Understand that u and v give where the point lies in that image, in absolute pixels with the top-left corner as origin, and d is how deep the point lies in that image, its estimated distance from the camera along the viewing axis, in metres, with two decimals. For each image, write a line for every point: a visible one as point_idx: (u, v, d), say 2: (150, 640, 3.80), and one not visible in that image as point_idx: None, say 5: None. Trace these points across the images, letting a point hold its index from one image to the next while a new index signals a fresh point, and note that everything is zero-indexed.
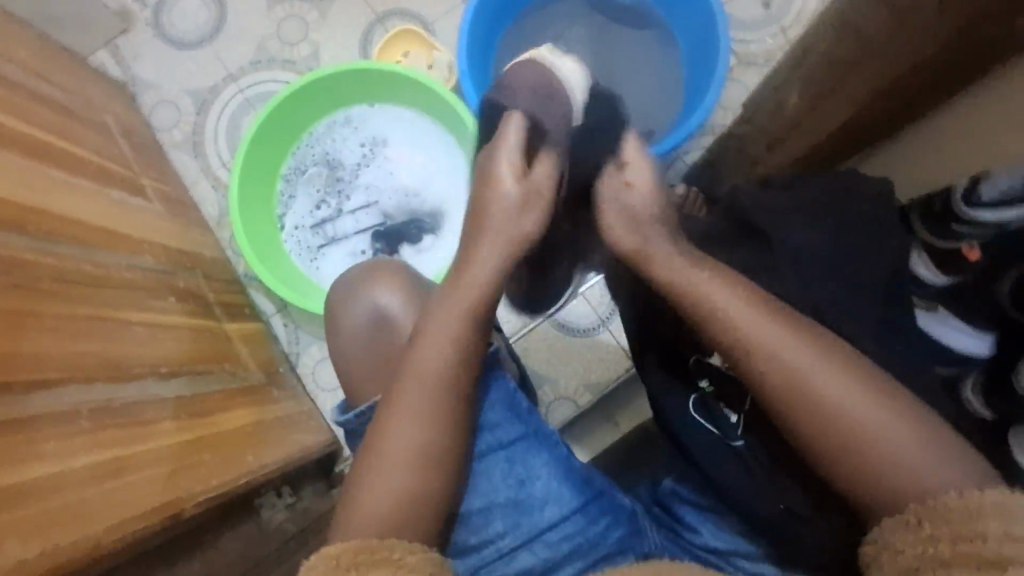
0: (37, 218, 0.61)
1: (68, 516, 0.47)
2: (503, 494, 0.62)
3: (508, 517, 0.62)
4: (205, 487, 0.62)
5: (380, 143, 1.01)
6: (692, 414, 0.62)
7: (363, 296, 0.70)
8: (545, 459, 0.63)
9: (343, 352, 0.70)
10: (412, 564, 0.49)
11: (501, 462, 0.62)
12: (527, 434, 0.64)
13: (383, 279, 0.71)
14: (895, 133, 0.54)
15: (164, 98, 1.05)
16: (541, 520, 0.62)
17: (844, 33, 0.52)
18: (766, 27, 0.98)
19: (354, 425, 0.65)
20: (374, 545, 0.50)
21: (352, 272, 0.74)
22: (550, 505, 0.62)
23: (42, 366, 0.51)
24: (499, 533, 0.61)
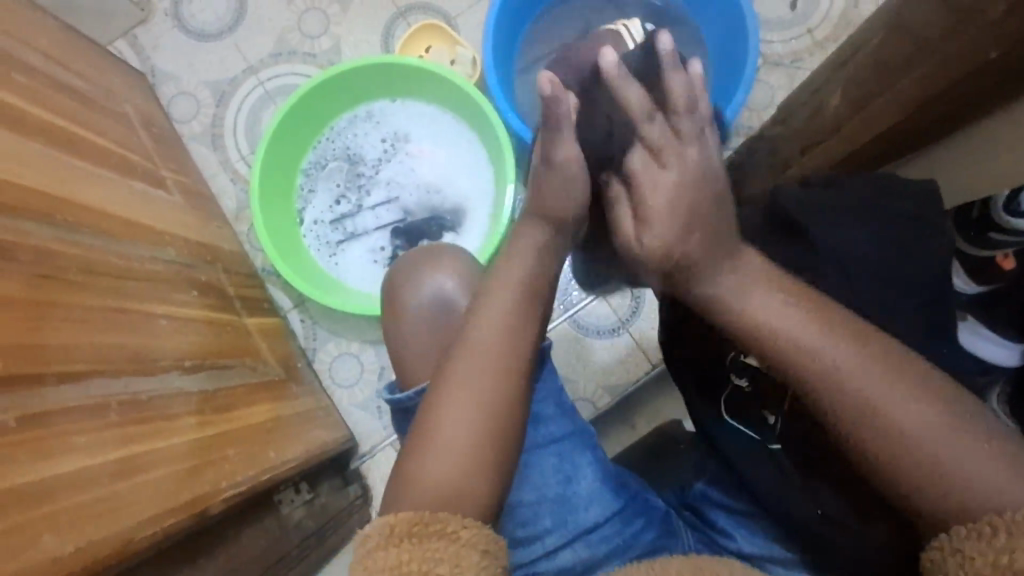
0: (63, 209, 0.61)
1: (97, 511, 0.46)
2: (551, 489, 0.61)
3: (555, 514, 0.61)
4: (229, 483, 0.61)
5: (401, 139, 1.00)
6: (728, 420, 0.61)
7: (415, 281, 0.70)
8: (590, 458, 0.63)
9: (391, 336, 0.69)
10: (467, 539, 0.49)
11: (552, 456, 0.62)
12: (574, 431, 0.64)
13: (439, 266, 0.70)
14: (939, 137, 0.54)
15: (183, 90, 1.05)
16: (584, 519, 0.61)
17: (891, 36, 0.51)
18: (792, 28, 0.98)
19: (411, 404, 0.64)
20: (430, 516, 0.50)
21: (409, 256, 0.74)
22: (593, 505, 0.61)
23: (70, 358, 0.51)
24: (546, 530, 0.61)
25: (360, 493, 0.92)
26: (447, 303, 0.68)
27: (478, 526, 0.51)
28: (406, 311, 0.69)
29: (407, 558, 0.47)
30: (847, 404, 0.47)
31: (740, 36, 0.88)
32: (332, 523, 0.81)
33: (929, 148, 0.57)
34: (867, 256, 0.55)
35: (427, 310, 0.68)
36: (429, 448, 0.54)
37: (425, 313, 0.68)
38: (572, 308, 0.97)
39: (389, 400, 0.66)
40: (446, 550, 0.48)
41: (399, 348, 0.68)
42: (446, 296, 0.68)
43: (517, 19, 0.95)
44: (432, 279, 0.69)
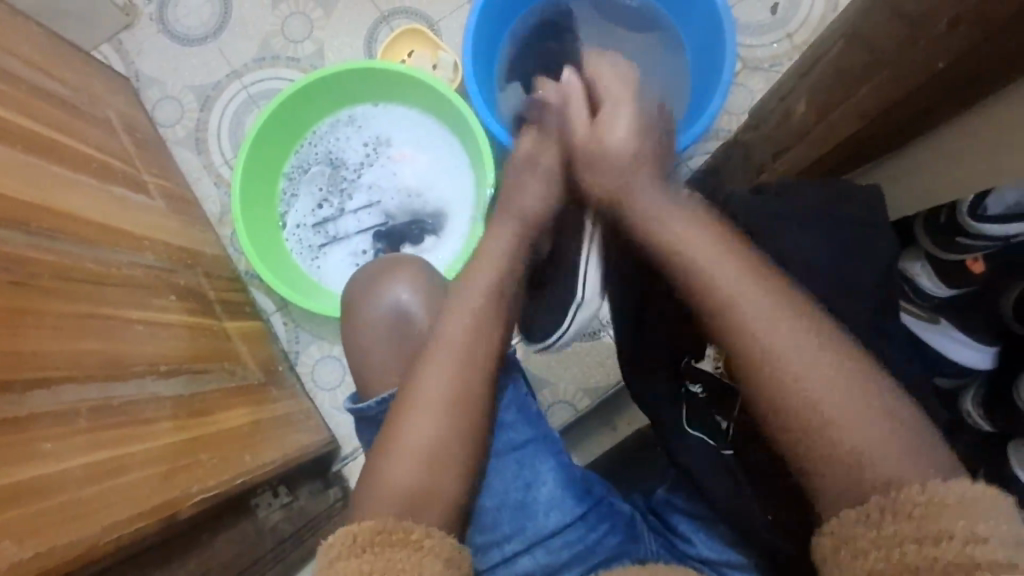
0: (37, 216, 0.61)
1: (64, 517, 0.47)
2: (510, 495, 0.62)
3: (514, 521, 0.62)
4: (202, 486, 0.62)
5: (383, 143, 1.00)
6: (688, 428, 0.61)
7: (380, 287, 0.71)
8: (552, 465, 0.64)
9: (360, 338, 0.69)
10: (429, 547, 0.49)
11: (512, 463, 0.63)
12: (536, 438, 0.65)
13: (405, 274, 0.71)
14: (900, 146, 0.55)
15: (167, 94, 1.05)
16: (544, 525, 0.62)
17: (854, 45, 0.52)
18: (773, 32, 0.98)
19: (374, 413, 0.64)
20: (393, 524, 0.50)
21: (373, 265, 0.74)
22: (554, 511, 0.62)
23: (41, 364, 0.51)
24: (505, 537, 0.61)
25: (340, 496, 0.93)
26: (413, 309, 0.69)
27: (440, 535, 0.51)
28: (371, 318, 0.69)
29: (368, 568, 0.46)
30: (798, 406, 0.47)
31: (717, 39, 0.88)
32: (310, 527, 0.81)
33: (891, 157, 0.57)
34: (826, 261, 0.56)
35: (392, 316, 0.69)
36: (394, 449, 0.55)
37: (391, 318, 0.69)
38: None
39: (354, 408, 0.66)
40: (408, 559, 0.48)
41: (364, 354, 0.69)
42: (411, 303, 0.69)
43: (499, 24, 0.95)
44: (398, 287, 0.70)
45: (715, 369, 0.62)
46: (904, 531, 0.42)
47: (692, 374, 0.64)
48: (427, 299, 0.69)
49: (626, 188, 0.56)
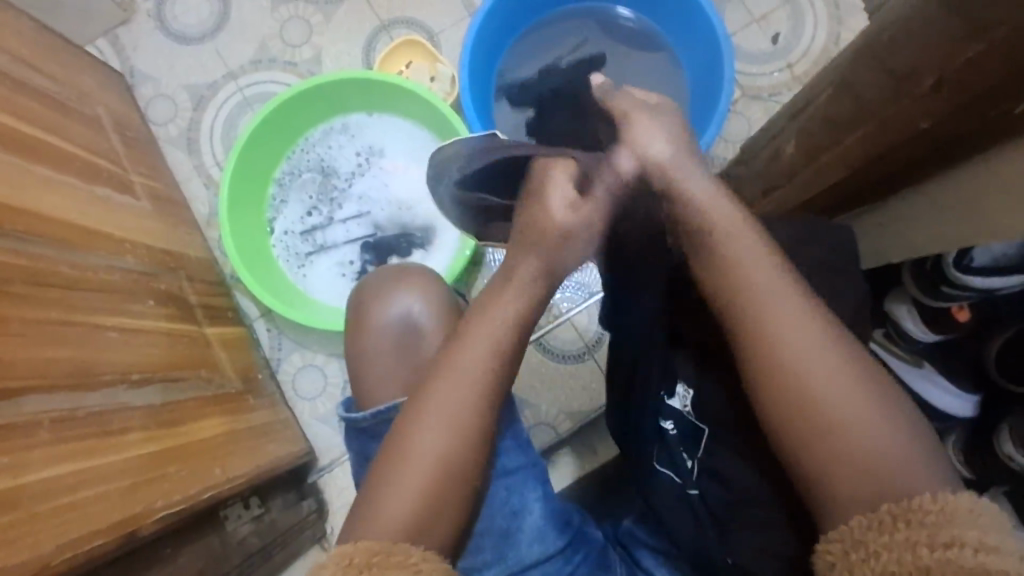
0: (14, 218, 0.60)
1: (20, 533, 0.46)
2: (497, 522, 0.60)
3: (497, 549, 0.60)
4: (167, 502, 0.61)
5: (376, 153, 1.00)
6: (655, 465, 0.61)
7: (384, 296, 0.69)
8: (539, 493, 0.63)
9: (357, 348, 0.68)
10: (427, 572, 0.47)
11: (502, 489, 0.61)
12: (527, 464, 0.63)
13: (409, 286, 0.70)
14: (887, 197, 0.55)
15: (161, 92, 1.04)
16: (527, 555, 0.61)
17: (845, 92, 0.51)
18: (773, 61, 0.98)
19: (366, 424, 0.64)
20: (390, 547, 0.48)
21: (381, 272, 0.73)
22: (536, 542, 0.61)
23: (7, 373, 0.50)
24: (486, 562, 0.60)
25: (315, 508, 0.92)
26: (416, 323, 0.68)
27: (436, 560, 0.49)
28: (374, 327, 0.68)
29: None
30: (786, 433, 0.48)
31: (715, 67, 0.88)
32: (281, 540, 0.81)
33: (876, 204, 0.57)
34: None
35: (393, 328, 0.68)
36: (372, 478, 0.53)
37: (391, 330, 0.68)
38: (536, 331, 0.97)
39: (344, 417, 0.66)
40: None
41: (360, 362, 0.68)
42: (413, 317, 0.68)
43: (498, 41, 0.95)
44: (400, 299, 0.69)
45: (686, 408, 0.61)
46: (902, 547, 0.41)
47: (663, 411, 0.61)
48: (429, 315, 0.68)
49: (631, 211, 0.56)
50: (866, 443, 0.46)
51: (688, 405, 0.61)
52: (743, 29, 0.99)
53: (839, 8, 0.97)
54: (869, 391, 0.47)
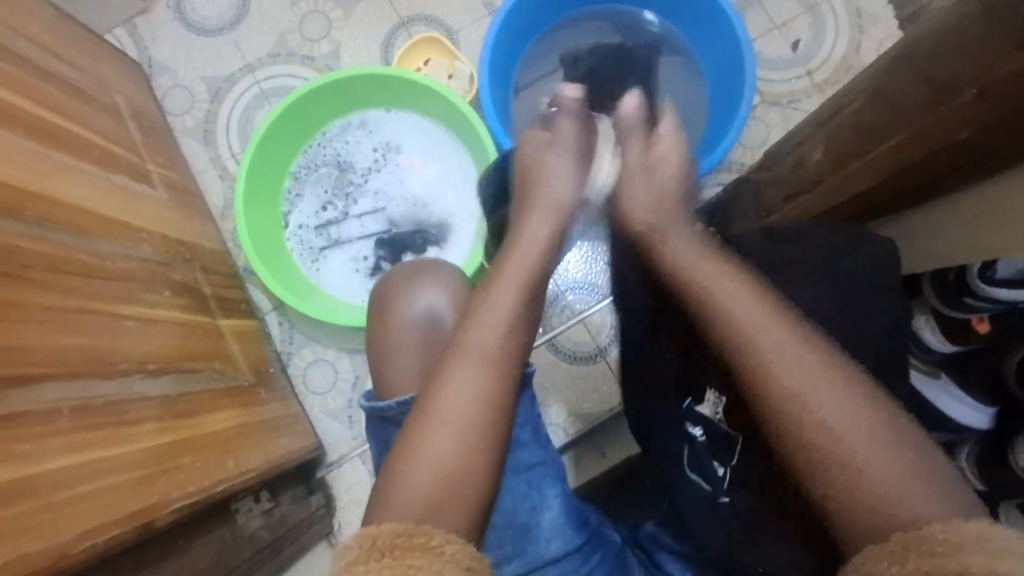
0: (35, 204, 0.60)
1: (38, 520, 0.45)
2: (518, 517, 0.61)
3: (516, 544, 0.60)
4: (181, 493, 0.61)
5: (392, 150, 1.00)
6: (687, 469, 0.61)
7: (406, 292, 0.70)
8: (557, 490, 0.63)
9: (379, 347, 0.69)
10: (451, 555, 0.44)
11: (523, 484, 0.62)
12: (546, 461, 0.64)
13: (429, 281, 0.71)
14: (918, 206, 0.55)
15: (178, 83, 1.04)
16: (545, 551, 0.60)
17: (877, 100, 0.51)
18: (793, 68, 0.97)
19: (393, 414, 0.64)
20: (413, 528, 0.46)
21: (399, 270, 0.74)
22: (555, 538, 0.61)
23: (26, 360, 0.50)
24: (503, 558, 0.60)
25: (323, 504, 0.92)
26: (438, 318, 0.68)
27: (462, 543, 0.46)
28: (398, 322, 0.69)
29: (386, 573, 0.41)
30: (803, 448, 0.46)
31: (736, 72, 0.87)
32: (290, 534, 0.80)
33: (906, 213, 0.57)
34: (827, 316, 0.56)
35: (417, 323, 0.68)
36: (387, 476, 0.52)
37: (415, 325, 0.68)
38: (550, 331, 0.96)
39: (369, 406, 0.65)
40: (432, 567, 0.43)
41: (381, 358, 0.68)
42: (437, 311, 0.69)
43: (518, 40, 0.94)
44: (422, 294, 0.69)
45: (716, 414, 0.58)
46: None
47: (691, 416, 0.61)
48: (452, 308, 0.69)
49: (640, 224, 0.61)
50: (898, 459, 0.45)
51: (720, 412, 0.58)
52: (763, 35, 0.98)
53: (860, 17, 0.97)
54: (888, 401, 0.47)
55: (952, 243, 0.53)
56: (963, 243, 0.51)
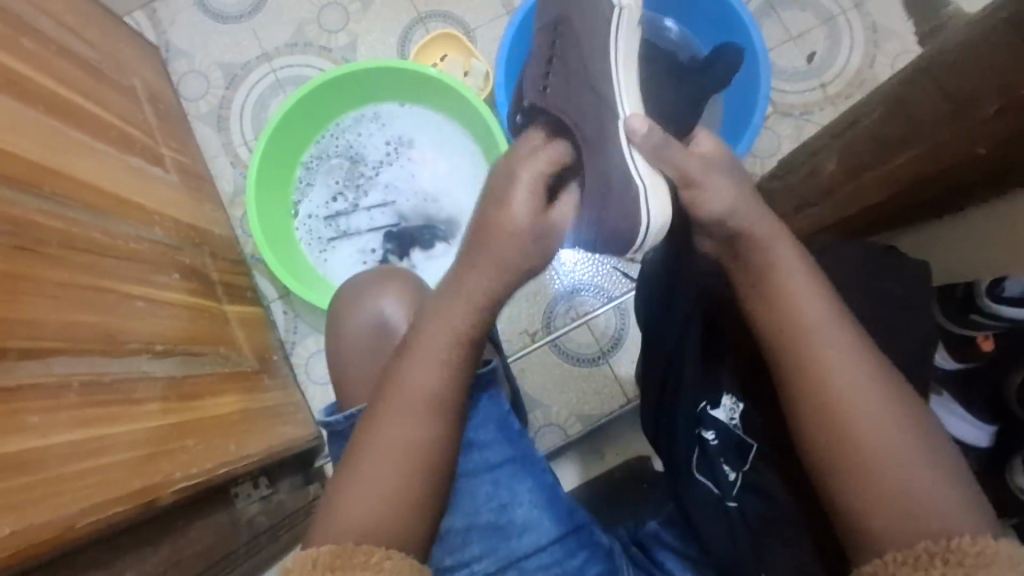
0: (51, 180, 0.60)
1: (44, 493, 0.46)
2: (483, 516, 0.60)
3: (485, 541, 0.60)
4: (184, 474, 0.61)
5: (405, 144, 1.00)
6: (694, 473, 0.61)
7: (356, 301, 0.68)
8: (530, 485, 0.62)
9: (343, 357, 0.67)
10: (389, 570, 0.45)
11: (486, 484, 0.61)
12: (514, 458, 0.63)
13: (387, 288, 0.68)
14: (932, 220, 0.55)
15: (194, 68, 1.05)
16: (518, 547, 0.60)
17: (895, 113, 0.52)
18: (807, 80, 0.98)
19: (341, 428, 0.62)
20: (353, 548, 0.46)
21: (358, 277, 0.71)
22: (528, 532, 0.60)
23: (37, 335, 0.50)
24: (475, 557, 0.59)
25: (320, 493, 0.92)
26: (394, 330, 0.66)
27: (400, 556, 0.47)
28: (345, 335, 0.67)
29: None
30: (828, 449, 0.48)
31: (750, 83, 0.88)
32: (289, 521, 0.81)
33: (916, 227, 0.58)
34: None
35: (368, 329, 0.67)
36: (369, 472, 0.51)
37: (366, 331, 0.67)
38: (552, 331, 0.97)
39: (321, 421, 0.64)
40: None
41: (348, 368, 0.67)
42: (389, 314, 0.67)
43: None
44: (377, 303, 0.68)
45: (733, 421, 0.60)
46: None
47: (706, 421, 0.61)
48: (404, 310, 0.67)
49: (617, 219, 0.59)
50: (905, 469, 0.46)
51: (735, 418, 0.60)
52: (779, 46, 0.99)
53: (876, 32, 0.97)
54: (893, 410, 0.48)
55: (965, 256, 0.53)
56: (977, 257, 0.51)
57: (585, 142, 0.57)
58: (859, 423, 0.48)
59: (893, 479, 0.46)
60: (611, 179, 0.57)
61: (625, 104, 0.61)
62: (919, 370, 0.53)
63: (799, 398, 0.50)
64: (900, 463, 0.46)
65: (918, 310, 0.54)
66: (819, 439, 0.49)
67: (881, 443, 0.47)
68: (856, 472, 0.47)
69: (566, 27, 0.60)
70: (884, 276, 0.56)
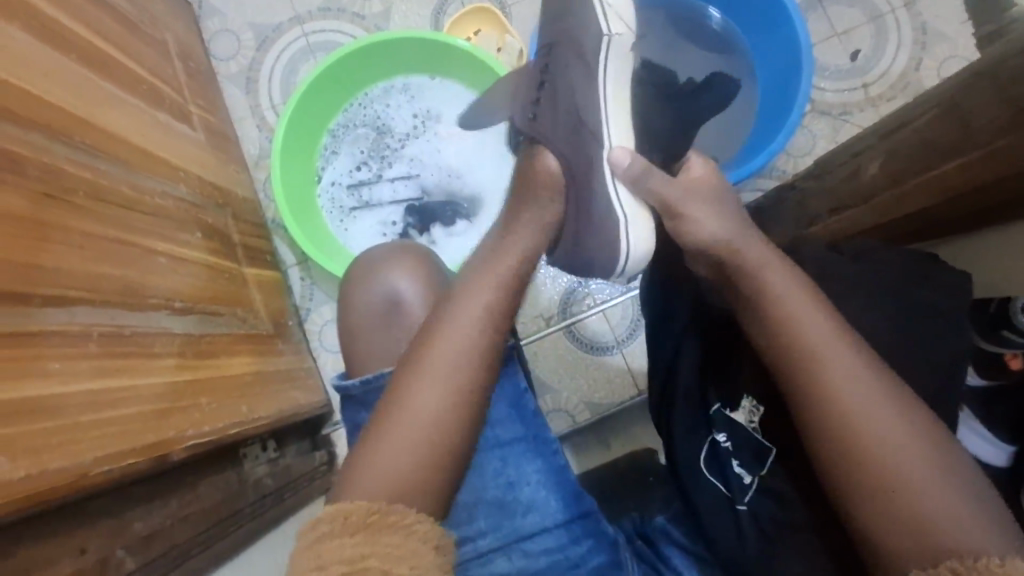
0: (81, 130, 0.60)
1: (62, 440, 0.46)
2: (490, 492, 0.60)
3: (491, 517, 0.60)
4: (197, 431, 0.62)
5: (433, 118, 0.99)
6: (703, 471, 0.60)
7: (371, 279, 0.67)
8: (538, 467, 0.62)
9: (358, 329, 0.66)
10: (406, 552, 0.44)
11: (495, 460, 0.61)
12: (525, 437, 0.62)
13: (404, 264, 0.68)
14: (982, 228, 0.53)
15: (226, 27, 1.04)
16: (523, 526, 0.60)
17: (948, 118, 0.50)
18: (848, 79, 0.95)
19: (357, 394, 0.62)
20: (385, 508, 0.49)
21: (375, 250, 0.70)
22: (532, 513, 0.60)
23: (60, 282, 0.51)
24: (480, 532, 0.59)
25: (326, 460, 0.93)
26: (410, 306, 0.66)
27: None
28: (355, 311, 0.67)
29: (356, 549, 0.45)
30: (846, 461, 0.48)
31: (791, 78, 0.85)
32: (294, 484, 0.81)
33: (966, 236, 0.56)
34: (879, 342, 0.54)
35: (387, 306, 0.66)
36: (380, 441, 0.52)
37: (381, 309, 0.66)
38: (567, 318, 0.96)
39: (338, 386, 0.64)
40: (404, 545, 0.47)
41: (359, 338, 0.66)
42: (405, 296, 0.66)
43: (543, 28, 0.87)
44: (394, 278, 0.67)
45: (751, 423, 0.59)
46: None
47: (719, 421, 0.61)
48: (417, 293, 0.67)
49: (595, 237, 0.64)
50: (928, 482, 0.45)
51: (754, 421, 0.59)
52: (823, 41, 0.96)
53: (926, 33, 0.94)
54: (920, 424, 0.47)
55: (1016, 267, 0.51)
56: None
57: (576, 178, 0.62)
58: (878, 432, 0.47)
59: (914, 489, 0.45)
60: (593, 212, 0.63)
61: (610, 138, 0.64)
62: (949, 381, 0.52)
63: (824, 404, 0.49)
64: (924, 478, 0.45)
65: (953, 320, 0.53)
66: (830, 442, 0.49)
67: (906, 455, 0.46)
68: (872, 477, 0.46)
69: (568, 46, 0.62)
70: (920, 285, 0.55)
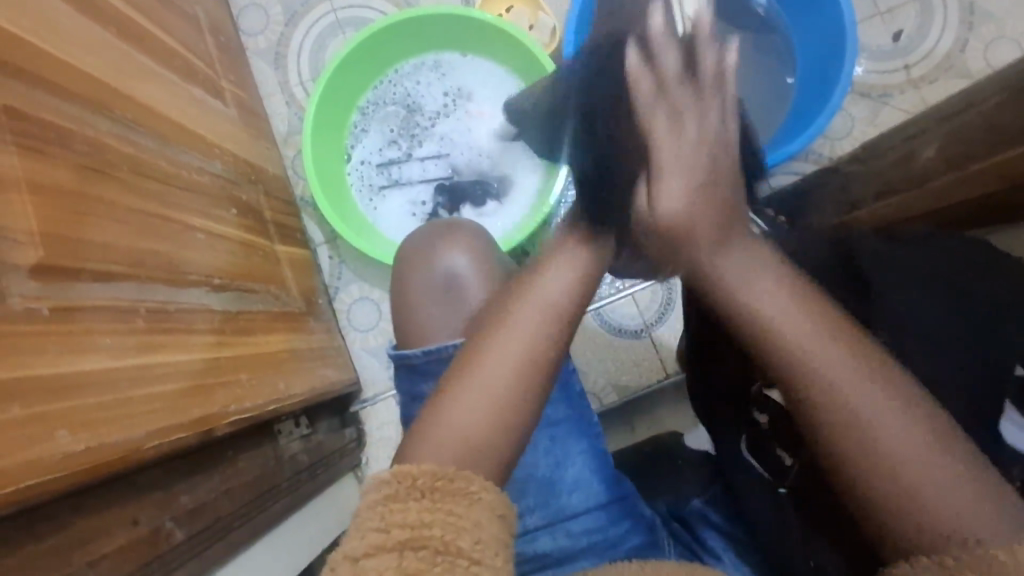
0: (121, 104, 0.60)
1: (115, 415, 0.47)
2: (541, 470, 0.62)
3: (540, 495, 0.61)
4: (238, 406, 0.62)
5: (464, 96, 0.98)
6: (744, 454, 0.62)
7: (430, 256, 0.68)
8: (582, 448, 0.63)
9: (410, 306, 0.67)
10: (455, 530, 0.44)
11: (546, 439, 0.63)
12: (572, 418, 0.64)
13: (455, 243, 0.68)
14: None
15: (255, 2, 1.03)
16: (566, 506, 0.61)
17: None
18: (890, 60, 0.93)
19: (416, 361, 0.64)
20: (452, 472, 0.45)
21: (424, 231, 0.71)
22: (577, 491, 0.61)
23: (106, 258, 0.51)
24: (528, 509, 0.61)
25: (354, 438, 0.95)
26: (458, 282, 0.66)
27: None
28: (412, 289, 0.67)
29: (424, 516, 0.41)
30: None
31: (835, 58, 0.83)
32: (325, 461, 0.83)
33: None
34: None
35: (437, 283, 0.66)
36: (424, 431, 0.48)
37: (430, 287, 0.66)
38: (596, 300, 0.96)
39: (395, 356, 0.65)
40: (467, 514, 0.42)
41: (410, 315, 0.66)
42: (459, 272, 0.66)
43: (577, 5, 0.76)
44: (446, 257, 0.67)
45: None
46: None
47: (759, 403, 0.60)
48: (480, 272, 0.66)
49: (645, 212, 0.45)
50: None
51: None
52: (865, 21, 0.94)
53: (972, 13, 0.91)
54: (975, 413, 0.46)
55: None
56: None
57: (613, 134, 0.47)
58: None
59: None
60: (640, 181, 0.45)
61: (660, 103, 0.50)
62: None
63: None
64: None
65: None
66: None
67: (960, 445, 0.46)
68: None
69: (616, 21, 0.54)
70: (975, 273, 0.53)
